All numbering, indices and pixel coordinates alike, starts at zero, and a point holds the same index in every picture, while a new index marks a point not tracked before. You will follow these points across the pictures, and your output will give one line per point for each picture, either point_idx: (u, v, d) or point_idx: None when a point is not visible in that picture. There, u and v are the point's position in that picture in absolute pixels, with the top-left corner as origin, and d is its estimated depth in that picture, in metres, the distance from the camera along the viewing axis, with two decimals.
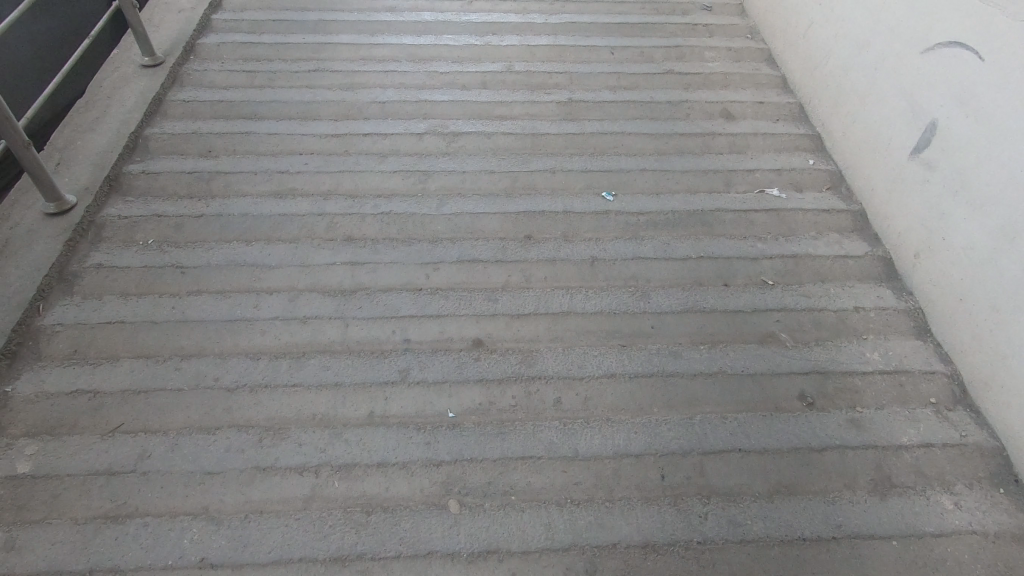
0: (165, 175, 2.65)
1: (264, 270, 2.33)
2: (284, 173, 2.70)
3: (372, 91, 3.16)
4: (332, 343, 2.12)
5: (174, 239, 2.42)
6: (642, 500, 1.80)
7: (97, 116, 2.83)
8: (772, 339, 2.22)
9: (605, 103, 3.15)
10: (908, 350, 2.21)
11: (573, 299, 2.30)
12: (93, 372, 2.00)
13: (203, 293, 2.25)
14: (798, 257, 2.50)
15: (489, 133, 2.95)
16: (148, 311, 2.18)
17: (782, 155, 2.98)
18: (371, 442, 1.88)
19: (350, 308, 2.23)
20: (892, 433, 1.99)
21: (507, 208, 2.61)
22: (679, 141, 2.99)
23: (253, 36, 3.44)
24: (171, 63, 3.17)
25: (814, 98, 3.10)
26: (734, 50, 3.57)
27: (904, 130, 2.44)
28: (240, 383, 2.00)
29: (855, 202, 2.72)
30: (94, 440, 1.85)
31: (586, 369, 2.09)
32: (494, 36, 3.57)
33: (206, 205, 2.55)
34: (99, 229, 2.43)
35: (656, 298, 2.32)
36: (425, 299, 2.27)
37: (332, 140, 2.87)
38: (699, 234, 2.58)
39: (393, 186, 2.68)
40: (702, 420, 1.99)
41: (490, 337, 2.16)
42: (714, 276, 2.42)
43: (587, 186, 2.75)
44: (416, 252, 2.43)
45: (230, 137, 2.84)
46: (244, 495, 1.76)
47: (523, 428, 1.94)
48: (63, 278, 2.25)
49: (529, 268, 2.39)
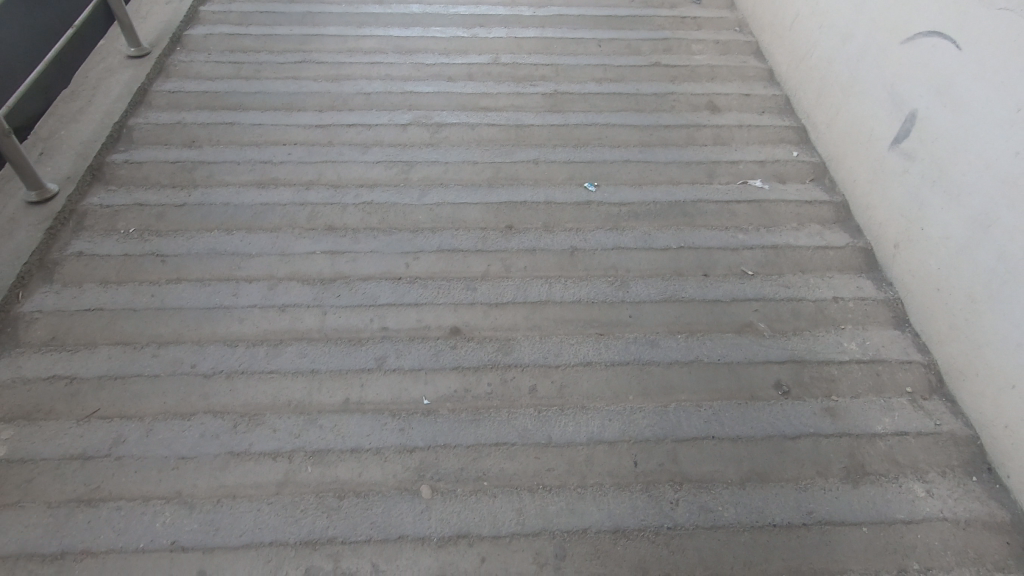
0: (148, 164, 2.65)
1: (244, 259, 2.34)
2: (267, 163, 2.70)
3: (358, 82, 3.16)
4: (310, 331, 2.13)
5: (155, 228, 2.43)
6: (614, 486, 1.81)
7: (82, 107, 2.84)
8: (750, 329, 2.22)
9: (590, 95, 3.16)
10: (886, 340, 2.22)
11: (552, 288, 2.30)
12: (71, 359, 2.02)
13: (183, 281, 2.26)
14: (779, 247, 2.50)
15: (474, 124, 2.95)
16: (128, 299, 2.19)
17: (766, 147, 2.98)
18: (346, 428, 1.89)
19: (329, 296, 2.24)
20: (867, 421, 1.99)
21: (489, 198, 2.61)
22: (663, 132, 2.99)
23: (240, 27, 3.44)
24: (157, 53, 3.17)
25: (800, 90, 3.10)
26: (722, 43, 3.56)
27: (885, 120, 2.43)
28: (217, 370, 2.01)
29: (838, 193, 2.72)
30: (70, 425, 1.86)
31: (562, 357, 2.10)
32: (481, 28, 3.57)
33: (189, 194, 2.56)
34: (80, 218, 2.43)
35: (635, 287, 2.33)
36: (404, 288, 2.27)
37: (316, 131, 2.87)
38: (680, 225, 2.58)
39: (376, 177, 2.69)
40: (677, 408, 1.99)
41: (468, 326, 2.17)
42: (693, 266, 2.42)
43: (570, 177, 2.75)
44: (397, 241, 2.44)
45: (215, 128, 2.84)
46: (217, 480, 1.77)
47: (498, 415, 1.94)
48: (43, 266, 2.25)
49: (509, 258, 2.40)
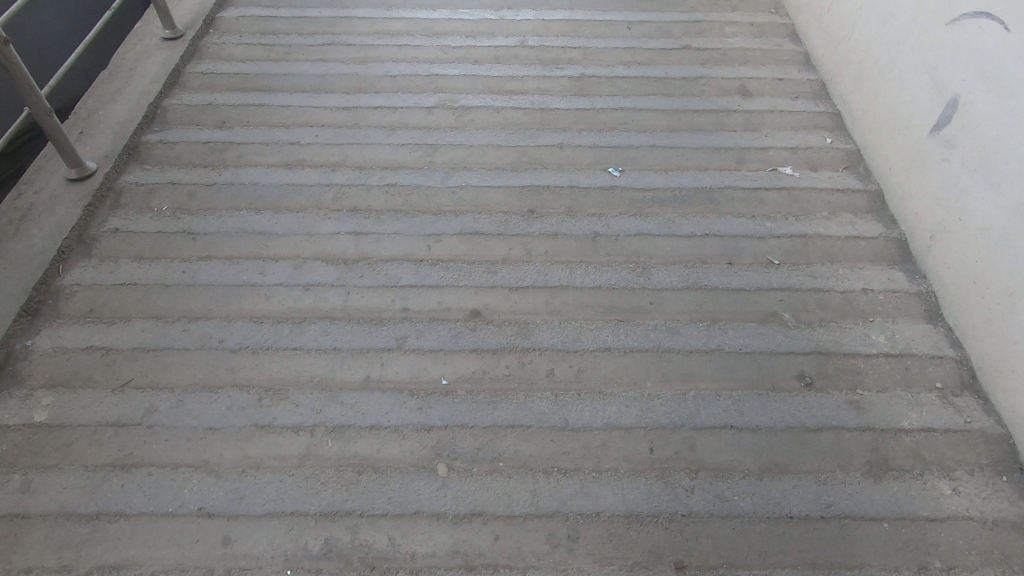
0: (181, 144, 2.72)
1: (271, 238, 2.39)
2: (294, 145, 2.74)
3: (385, 64, 3.17)
4: (333, 310, 2.17)
5: (187, 207, 2.50)
6: (629, 472, 1.81)
7: (119, 88, 2.92)
8: (774, 319, 2.18)
9: (618, 79, 3.11)
10: (917, 334, 2.15)
11: (572, 273, 2.29)
12: (107, 330, 2.10)
13: (213, 259, 2.32)
14: (808, 236, 2.44)
15: (499, 107, 2.94)
16: (161, 274, 2.26)
17: (799, 133, 2.89)
18: (366, 405, 1.93)
19: (352, 276, 2.27)
20: (893, 416, 1.94)
21: (512, 182, 2.61)
22: (692, 117, 2.93)
23: (271, 10, 3.48)
24: (191, 35, 3.24)
25: (836, 75, 2.99)
26: (756, 26, 3.46)
27: (925, 106, 2.34)
28: (244, 345, 2.07)
29: (872, 181, 2.63)
30: (106, 394, 1.94)
31: (581, 342, 2.10)
32: (509, 10, 3.53)
33: (219, 174, 2.62)
34: (117, 196, 2.51)
35: (657, 274, 2.30)
36: (426, 270, 2.30)
37: (343, 113, 2.90)
38: (706, 212, 2.54)
39: (400, 159, 2.71)
40: (696, 396, 1.98)
41: (487, 309, 2.18)
42: (718, 254, 2.38)
43: (595, 161, 2.72)
44: (420, 223, 2.46)
45: (245, 110, 2.90)
46: (243, 451, 1.83)
47: (515, 398, 1.96)
48: (82, 242, 2.34)
49: (531, 242, 2.40)
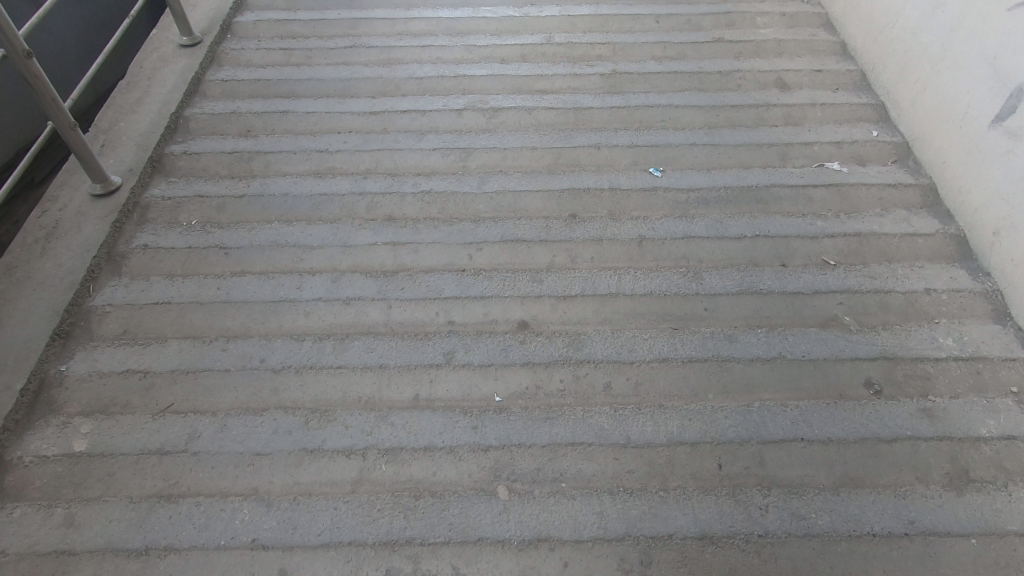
0: (207, 155, 2.63)
1: (306, 251, 2.31)
2: (323, 152, 2.66)
3: (409, 66, 3.08)
4: (375, 325, 2.09)
5: (217, 220, 2.42)
6: (699, 490, 1.73)
7: (138, 98, 2.84)
8: (834, 323, 2.09)
9: (650, 74, 3.01)
10: (985, 336, 2.06)
11: (621, 280, 2.20)
12: (142, 352, 2.02)
13: (247, 274, 2.24)
14: (863, 235, 2.34)
15: (530, 107, 2.84)
16: (194, 291, 2.18)
17: (842, 127, 2.79)
18: (418, 425, 1.85)
19: (392, 289, 2.19)
20: (969, 423, 1.85)
21: (550, 186, 2.52)
22: (731, 113, 2.83)
23: (288, 13, 3.38)
24: (209, 41, 3.15)
25: (879, 65, 2.89)
26: (789, 15, 3.35)
27: (985, 96, 2.24)
28: (285, 365, 1.99)
29: (925, 175, 2.54)
30: (146, 420, 1.87)
31: (636, 353, 2.01)
32: (532, 7, 3.43)
33: (247, 184, 2.54)
34: (144, 211, 2.43)
35: (709, 279, 2.21)
36: (468, 280, 2.21)
37: (371, 118, 2.81)
38: (753, 212, 2.44)
39: (433, 164, 2.62)
40: (761, 408, 1.89)
41: (536, 320, 2.10)
42: (770, 255, 2.29)
43: (634, 162, 2.63)
44: (458, 231, 2.37)
45: (270, 116, 2.81)
46: (293, 477, 1.75)
47: (572, 414, 1.88)
48: (111, 259, 2.27)
49: (574, 248, 2.31)
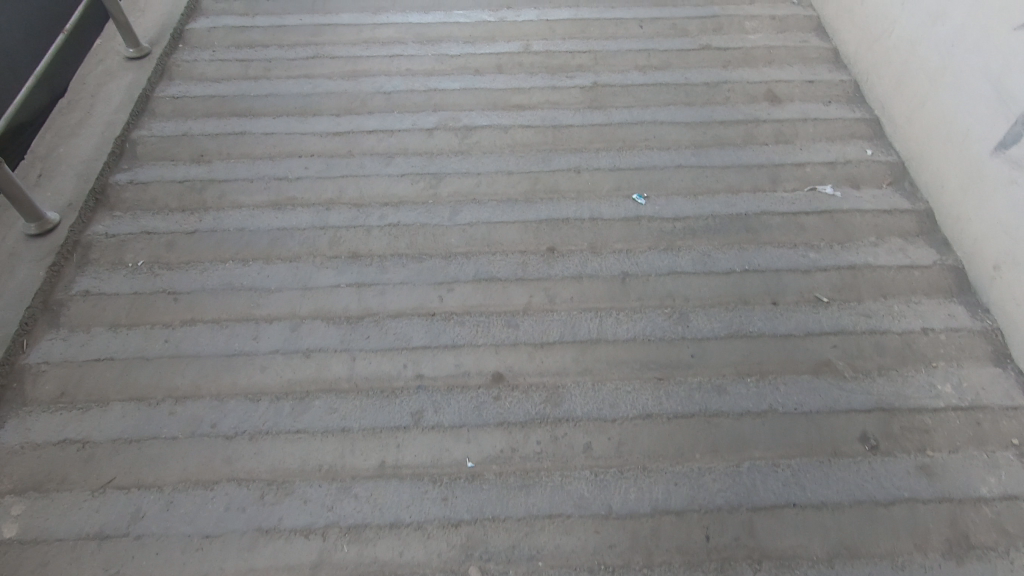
0: (155, 185, 2.43)
1: (263, 295, 2.13)
2: (282, 180, 2.46)
3: (376, 78, 2.87)
4: (338, 381, 1.94)
5: (165, 260, 2.23)
6: (685, 566, 1.61)
7: (80, 119, 2.61)
8: (828, 369, 1.97)
9: (633, 87, 2.83)
10: (985, 381, 1.95)
11: (602, 324, 2.06)
12: (82, 418, 1.85)
13: (198, 323, 2.06)
14: (857, 268, 2.21)
15: (506, 125, 2.65)
16: (140, 345, 2.01)
17: (836, 144, 2.63)
18: (383, 498, 1.71)
19: (356, 338, 2.03)
20: (969, 481, 1.75)
21: (527, 216, 2.36)
22: (719, 130, 2.67)
23: (245, 18, 3.14)
24: (158, 53, 2.90)
25: (873, 76, 2.73)
26: (780, 19, 3.17)
27: (987, 119, 2.09)
28: (239, 430, 1.83)
29: (921, 199, 2.40)
30: (85, 497, 1.71)
31: (618, 409, 1.88)
32: (509, 10, 3.22)
33: (199, 218, 2.34)
34: (85, 250, 2.23)
35: (696, 321, 2.08)
36: (439, 327, 2.06)
37: (334, 139, 2.60)
38: (743, 242, 2.30)
39: (401, 193, 2.43)
40: (751, 468, 1.77)
41: (511, 372, 1.96)
42: (760, 292, 2.15)
43: (617, 187, 2.46)
44: (428, 270, 2.20)
45: (224, 139, 2.59)
46: (246, 562, 1.61)
47: (550, 480, 1.75)
48: (48, 308, 2.08)
49: (553, 287, 2.16)
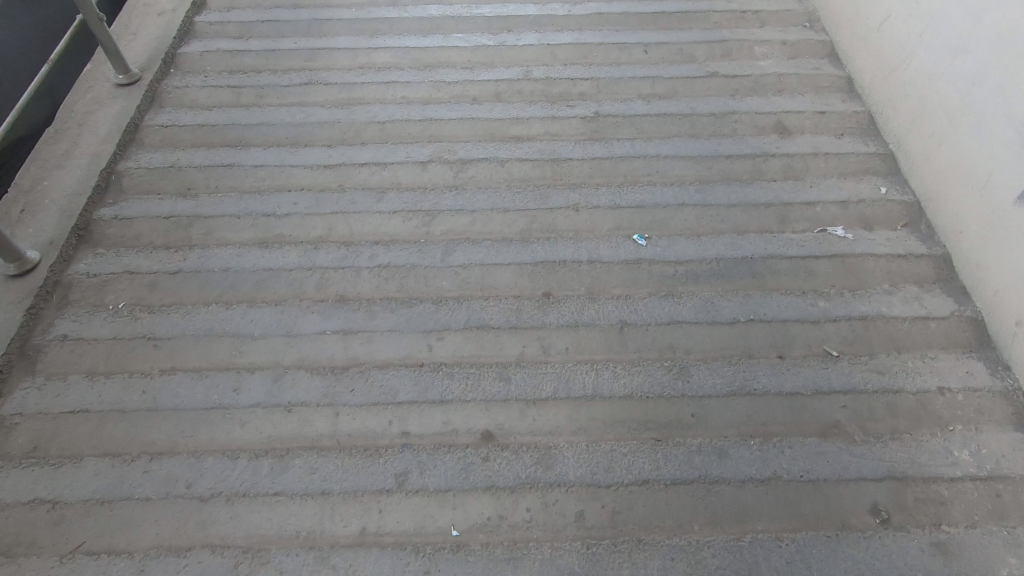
0: (140, 221, 2.36)
1: (246, 342, 2.05)
2: (270, 216, 2.38)
3: (371, 107, 2.78)
4: (320, 438, 1.85)
5: (147, 302, 2.16)
6: None
7: (66, 149, 2.54)
8: (837, 432, 1.86)
9: (636, 117, 2.72)
10: (1006, 448, 1.83)
11: (599, 378, 1.96)
12: (53, 476, 1.78)
13: (178, 372, 1.99)
14: (869, 319, 2.10)
15: (503, 159, 2.56)
16: (117, 395, 1.93)
17: (848, 181, 2.52)
18: (363, 569, 1.63)
19: (341, 391, 1.94)
20: (987, 562, 1.64)
21: (523, 257, 2.26)
22: (725, 165, 2.56)
23: (240, 42, 3.07)
24: (149, 79, 2.84)
25: (888, 108, 2.61)
26: (790, 44, 3.05)
27: (1009, 165, 1.97)
28: (216, 491, 1.75)
29: (938, 243, 2.28)
30: (53, 564, 1.64)
31: (613, 473, 1.78)
32: (509, 35, 3.13)
33: (184, 257, 2.27)
34: (65, 291, 2.17)
35: (698, 376, 1.97)
36: (427, 379, 1.97)
37: (325, 172, 2.52)
38: (748, 289, 2.19)
39: (392, 231, 2.35)
40: (753, 542, 1.67)
41: (502, 430, 1.86)
42: (766, 345, 2.05)
43: (617, 226, 2.36)
44: (418, 316, 2.11)
45: (212, 172, 2.52)
46: None
47: (539, 553, 1.65)
48: (25, 354, 2.01)
49: (548, 336, 2.06)
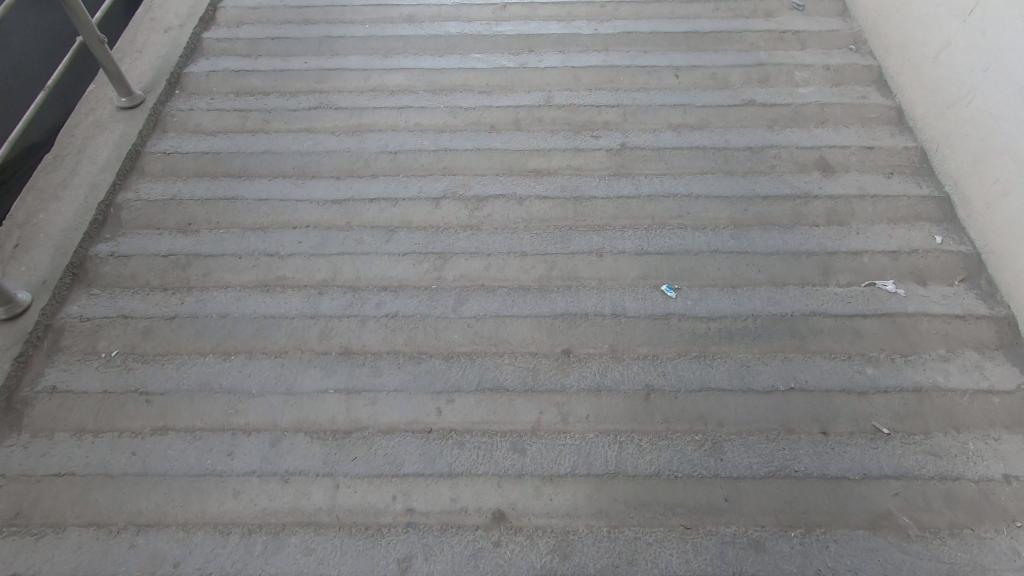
0: (137, 259, 2.24)
1: (242, 399, 1.91)
2: (272, 256, 2.24)
3: (383, 134, 2.63)
4: (318, 513, 1.71)
5: (141, 351, 2.03)
6: None
7: (63, 178, 2.42)
8: (889, 525, 1.67)
9: (666, 150, 2.53)
10: None
11: (622, 453, 1.79)
12: (34, 548, 1.66)
13: (170, 432, 1.86)
14: (924, 391, 1.89)
15: (521, 196, 2.39)
16: (105, 457, 1.81)
17: (898, 227, 2.30)
18: None
19: (342, 459, 1.80)
20: None
21: (541, 309, 2.09)
22: (762, 207, 2.36)
23: (247, 60, 2.93)
24: (152, 101, 2.71)
25: (945, 146, 2.38)
26: (834, 70, 2.83)
27: None
28: (203, 572, 1.62)
29: (1001, 303, 2.06)
30: None
31: (637, 566, 1.61)
32: (530, 55, 2.95)
33: (181, 300, 2.14)
34: (56, 337, 2.05)
35: (731, 453, 1.79)
36: (435, 448, 1.81)
37: (332, 208, 2.37)
38: (788, 351, 2.00)
39: (401, 275, 2.19)
40: None
41: (515, 511, 1.70)
42: (808, 418, 1.85)
43: (644, 275, 2.18)
44: (427, 374, 1.96)
45: (214, 205, 2.39)
46: None
47: None
48: (10, 407, 1.90)
49: (567, 402, 1.89)
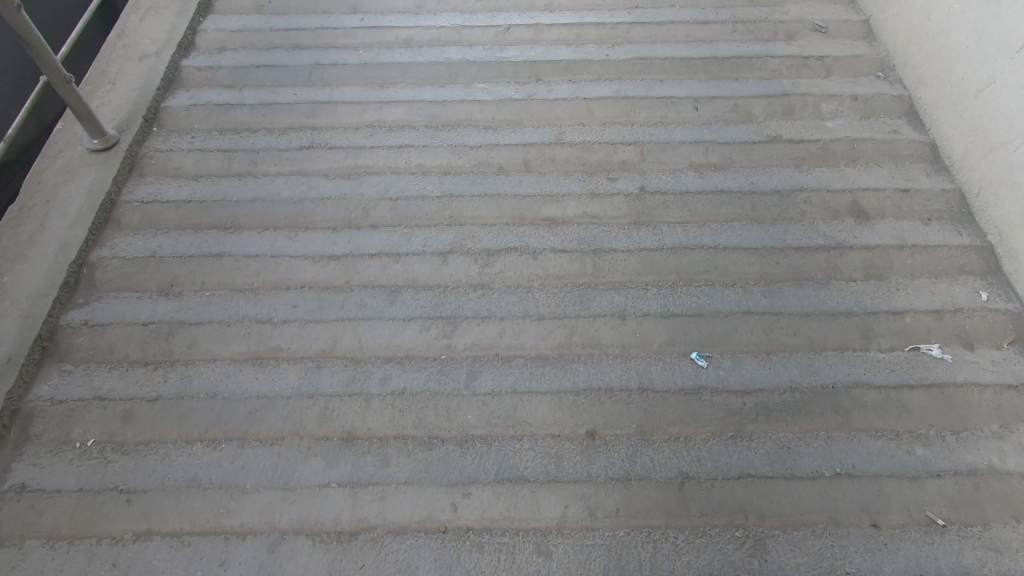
0: (114, 329, 2.03)
1: (235, 497, 1.72)
2: (265, 323, 2.04)
3: (382, 178, 2.42)
4: None
5: (120, 438, 1.83)
6: None
7: (30, 234, 2.19)
8: None
9: (688, 195, 2.35)
10: None
11: (657, 554, 1.64)
12: None
13: (155, 537, 1.67)
14: (979, 475, 1.75)
15: (535, 250, 2.21)
16: (82, 569, 1.62)
17: (940, 282, 2.15)
18: None
19: (348, 568, 1.62)
20: None
21: (562, 383, 1.92)
22: (794, 259, 2.19)
23: (232, 92, 2.70)
24: (128, 142, 2.48)
25: (988, 192, 2.22)
26: (862, 101, 2.65)
27: None
28: None
29: None
30: None
31: None
32: (538, 85, 2.74)
33: (164, 377, 1.94)
34: (25, 424, 1.84)
35: (777, 552, 1.64)
36: (451, 552, 1.64)
37: (329, 265, 2.17)
38: (831, 429, 1.84)
39: (407, 345, 2.00)
40: None
41: None
42: (858, 508, 1.70)
43: (672, 341, 2.01)
44: (439, 462, 1.78)
45: (199, 263, 2.18)
46: None
47: None
48: None
49: (594, 493, 1.73)
